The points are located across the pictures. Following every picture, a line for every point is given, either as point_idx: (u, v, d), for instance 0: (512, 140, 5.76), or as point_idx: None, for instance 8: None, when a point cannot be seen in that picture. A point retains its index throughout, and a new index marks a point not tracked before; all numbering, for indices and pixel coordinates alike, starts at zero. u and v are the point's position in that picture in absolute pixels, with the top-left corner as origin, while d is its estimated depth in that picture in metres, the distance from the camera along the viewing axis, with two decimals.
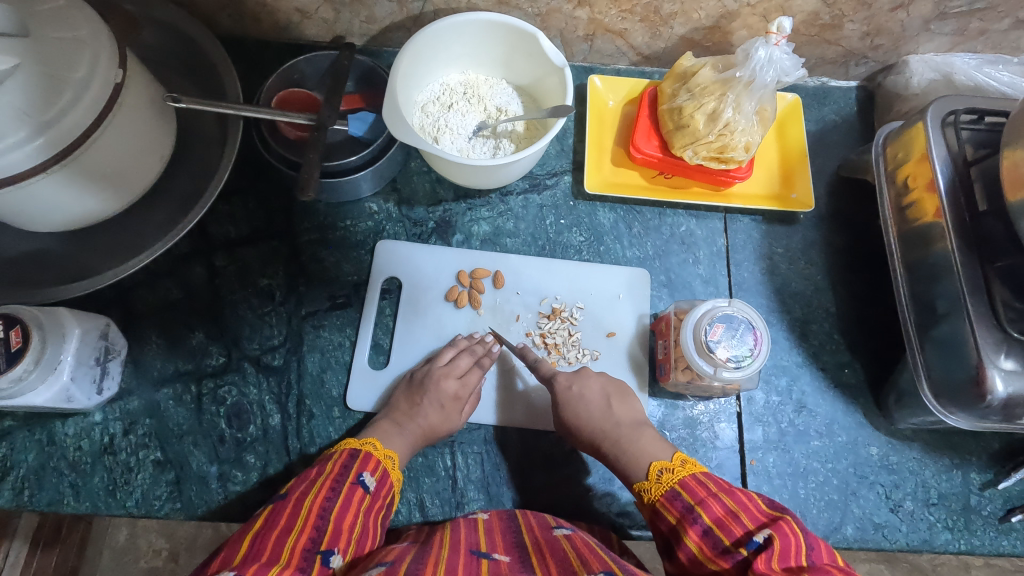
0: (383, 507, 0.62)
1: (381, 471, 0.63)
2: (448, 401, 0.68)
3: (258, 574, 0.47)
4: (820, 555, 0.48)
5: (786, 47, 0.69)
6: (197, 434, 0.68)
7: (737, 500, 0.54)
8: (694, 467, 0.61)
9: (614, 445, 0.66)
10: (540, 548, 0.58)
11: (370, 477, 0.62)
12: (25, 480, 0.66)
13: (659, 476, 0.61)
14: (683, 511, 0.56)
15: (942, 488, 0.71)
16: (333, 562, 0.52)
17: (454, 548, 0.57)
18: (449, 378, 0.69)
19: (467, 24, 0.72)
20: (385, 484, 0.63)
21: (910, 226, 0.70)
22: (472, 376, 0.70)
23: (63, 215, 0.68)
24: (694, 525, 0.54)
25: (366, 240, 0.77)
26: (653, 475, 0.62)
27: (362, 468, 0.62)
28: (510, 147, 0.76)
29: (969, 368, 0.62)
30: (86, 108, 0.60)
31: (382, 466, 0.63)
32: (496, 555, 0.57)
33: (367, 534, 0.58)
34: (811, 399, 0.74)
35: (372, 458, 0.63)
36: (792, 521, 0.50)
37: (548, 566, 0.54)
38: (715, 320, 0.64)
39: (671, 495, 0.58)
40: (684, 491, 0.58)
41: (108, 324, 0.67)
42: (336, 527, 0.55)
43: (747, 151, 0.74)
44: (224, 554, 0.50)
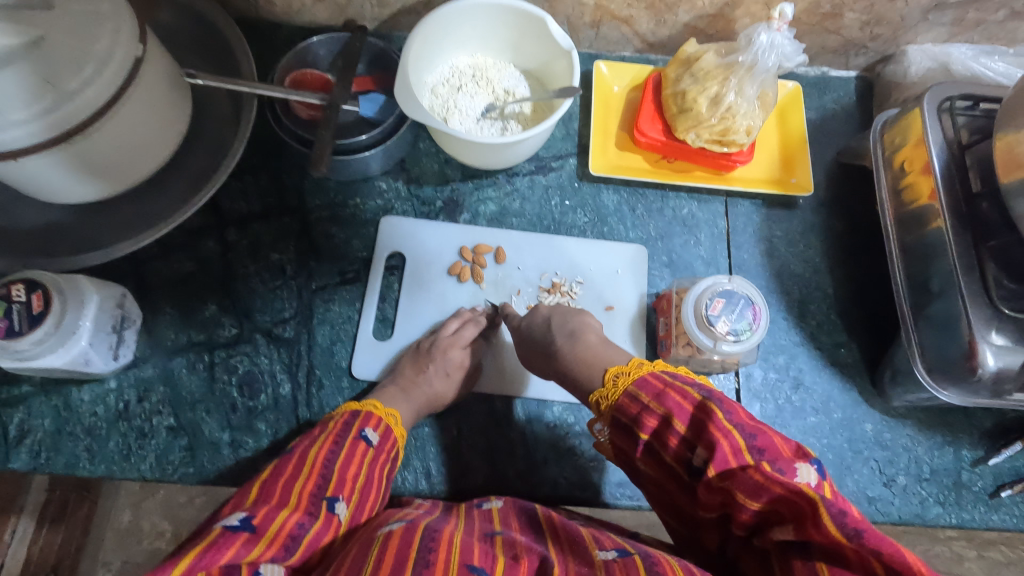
0: (387, 458, 0.64)
1: (384, 426, 0.65)
2: (454, 373, 0.70)
3: (267, 518, 0.50)
4: (763, 442, 0.47)
5: (787, 33, 0.71)
6: (210, 402, 0.70)
7: (670, 401, 0.52)
8: (626, 379, 0.57)
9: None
10: (556, 528, 0.57)
11: (373, 432, 0.63)
12: (42, 444, 0.67)
13: (598, 403, 0.59)
14: (623, 428, 0.56)
15: (934, 464, 0.73)
16: (338, 509, 0.55)
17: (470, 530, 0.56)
18: (455, 350, 0.71)
19: (478, 7, 0.74)
20: (389, 438, 0.65)
21: (905, 209, 0.72)
22: (475, 348, 0.72)
23: (81, 189, 0.70)
24: (639, 444, 0.55)
25: (375, 218, 0.79)
26: (596, 404, 0.59)
27: (365, 424, 0.63)
28: (517, 128, 0.78)
29: (961, 345, 0.64)
30: (107, 80, 0.62)
31: (384, 422, 0.65)
32: (509, 532, 0.56)
33: (372, 485, 0.60)
34: (808, 377, 0.76)
35: (373, 416, 0.65)
36: (722, 420, 0.48)
37: (560, 538, 0.55)
38: (716, 295, 0.66)
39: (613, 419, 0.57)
40: (621, 412, 0.56)
41: (124, 293, 0.69)
42: (341, 476, 0.57)
43: (749, 135, 0.76)
44: (236, 498, 0.53)
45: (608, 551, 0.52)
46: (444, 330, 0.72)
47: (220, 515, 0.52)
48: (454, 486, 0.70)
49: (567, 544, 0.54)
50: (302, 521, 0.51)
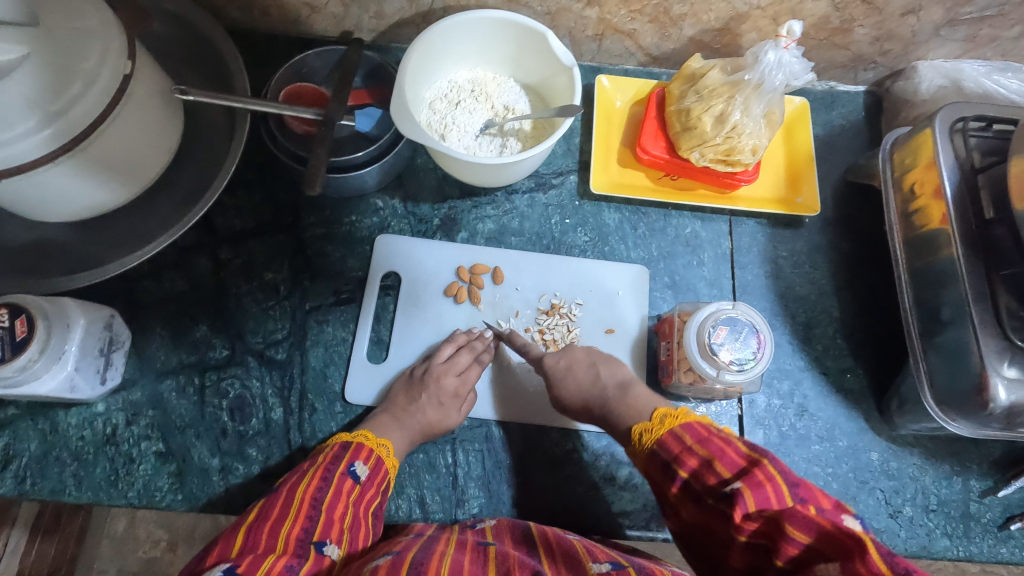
0: (377, 490, 0.62)
1: (374, 458, 0.63)
2: (450, 399, 0.68)
3: (254, 565, 0.48)
4: (809, 492, 0.45)
5: (795, 50, 0.69)
6: (199, 426, 0.69)
7: (713, 446, 0.51)
8: (650, 437, 0.57)
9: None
10: (549, 547, 0.57)
11: (362, 466, 0.62)
12: (27, 468, 0.66)
13: (640, 437, 0.58)
14: (663, 466, 0.54)
15: (942, 495, 0.71)
16: (328, 551, 0.53)
17: (461, 548, 0.55)
18: (452, 376, 0.69)
19: (477, 21, 0.73)
20: (380, 469, 0.63)
21: (916, 233, 0.70)
22: (471, 370, 0.70)
23: (69, 207, 0.68)
24: (676, 481, 0.53)
25: (371, 236, 0.77)
26: (636, 439, 0.59)
27: (354, 458, 0.62)
28: (516, 145, 0.76)
29: (972, 376, 0.62)
30: (93, 100, 0.60)
31: (374, 454, 0.64)
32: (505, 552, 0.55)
33: (360, 523, 0.58)
34: (813, 404, 0.74)
35: (363, 447, 0.63)
36: (767, 465, 0.46)
37: (554, 556, 0.55)
38: (719, 322, 0.64)
39: (653, 455, 0.56)
40: (663, 448, 0.55)
41: (113, 315, 0.67)
42: (328, 516, 0.56)
43: (754, 154, 0.74)
44: (221, 547, 0.50)
45: (602, 563, 0.53)
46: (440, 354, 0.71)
47: (202, 566, 0.49)
48: (448, 515, 0.68)
49: (561, 562, 0.54)
50: (291, 562, 0.50)
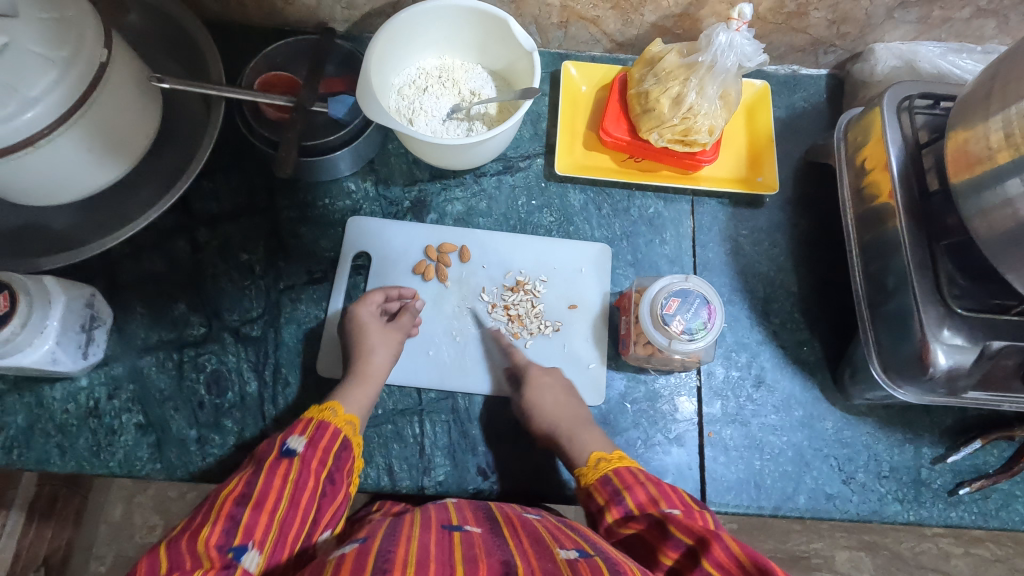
0: (324, 457, 0.62)
1: (311, 432, 0.63)
2: (376, 367, 0.70)
3: None
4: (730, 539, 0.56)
5: (746, 32, 0.71)
6: (178, 400, 0.72)
7: (661, 489, 0.61)
8: (607, 465, 0.65)
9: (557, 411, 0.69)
10: (513, 523, 0.60)
11: (298, 440, 0.61)
12: (14, 439, 0.69)
13: (597, 463, 0.66)
14: (612, 493, 0.63)
15: (894, 461, 0.74)
16: (247, 559, 0.53)
17: (425, 528, 0.58)
18: (378, 348, 0.71)
19: (442, 9, 0.75)
20: (324, 436, 0.62)
21: (866, 208, 0.73)
22: (393, 338, 0.72)
23: (51, 191, 0.71)
24: (621, 509, 0.61)
25: (343, 218, 0.80)
26: (592, 463, 0.66)
27: (288, 437, 0.61)
28: (482, 129, 0.79)
29: (914, 344, 0.64)
30: (72, 85, 0.63)
31: (312, 426, 0.63)
32: (467, 528, 0.59)
33: (297, 507, 0.58)
34: (770, 375, 0.76)
35: (302, 423, 0.63)
36: (707, 514, 0.59)
37: (519, 535, 0.58)
38: (672, 294, 0.67)
39: (604, 480, 0.64)
40: (616, 476, 0.63)
41: (94, 293, 0.70)
42: (259, 508, 0.55)
43: (711, 134, 0.77)
44: (146, 565, 0.50)
45: (569, 550, 0.55)
46: (361, 317, 0.73)
47: None
48: (415, 482, 0.71)
49: (526, 539, 0.57)
50: None
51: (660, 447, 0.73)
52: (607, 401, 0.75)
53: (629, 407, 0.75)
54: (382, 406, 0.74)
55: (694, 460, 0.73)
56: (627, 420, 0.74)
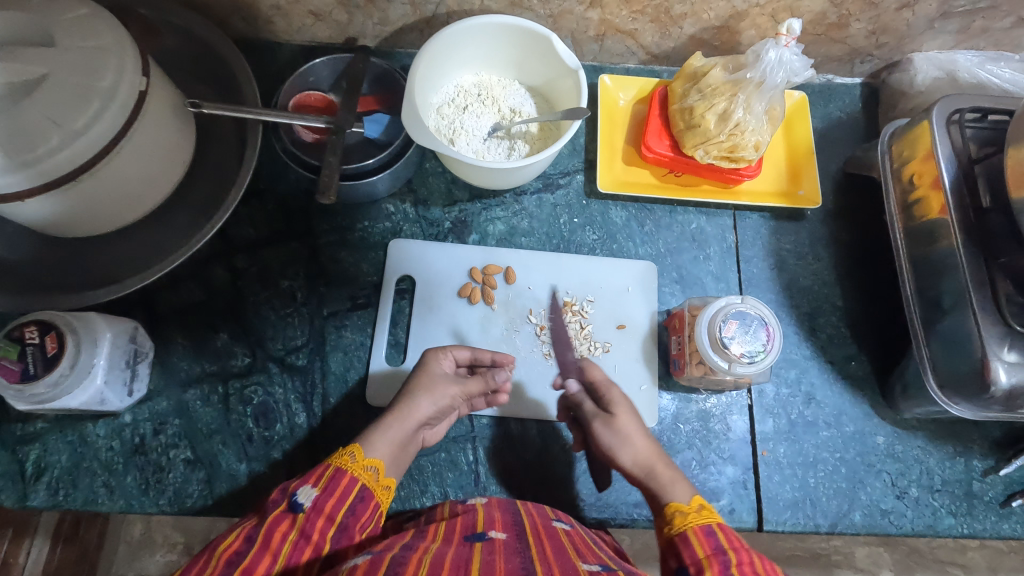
0: (334, 512, 0.53)
1: (323, 481, 0.55)
2: (414, 414, 0.64)
3: None
4: None
5: (795, 47, 0.70)
6: (225, 434, 0.70)
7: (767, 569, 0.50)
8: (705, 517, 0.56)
9: (625, 449, 0.66)
10: (537, 531, 0.59)
11: (309, 491, 0.54)
12: (60, 480, 0.67)
13: (698, 509, 0.58)
14: (713, 550, 0.53)
15: (946, 475, 0.74)
16: None
17: (447, 539, 0.56)
18: (425, 396, 0.65)
19: (483, 27, 0.74)
20: (340, 484, 0.55)
21: (915, 223, 0.72)
22: (447, 396, 0.67)
23: (87, 224, 0.69)
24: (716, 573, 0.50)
25: (384, 241, 0.79)
26: (693, 508, 0.58)
27: (298, 485, 0.54)
28: (524, 148, 0.77)
29: (973, 362, 0.64)
30: (113, 116, 0.60)
31: (328, 472, 0.56)
32: (491, 534, 0.58)
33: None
34: (819, 391, 0.76)
35: (319, 467, 0.56)
36: None
37: (543, 544, 0.57)
38: (729, 317, 0.66)
39: (706, 530, 0.55)
40: (721, 533, 0.54)
41: (137, 326, 0.68)
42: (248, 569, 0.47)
43: (757, 150, 0.76)
44: None
45: (592, 564, 0.55)
46: (431, 364, 0.68)
47: None
48: None
49: (549, 548, 0.56)
50: None
51: (714, 468, 0.73)
52: (660, 422, 0.74)
53: (682, 428, 0.74)
54: None
55: (748, 479, 0.73)
56: (681, 440, 0.74)
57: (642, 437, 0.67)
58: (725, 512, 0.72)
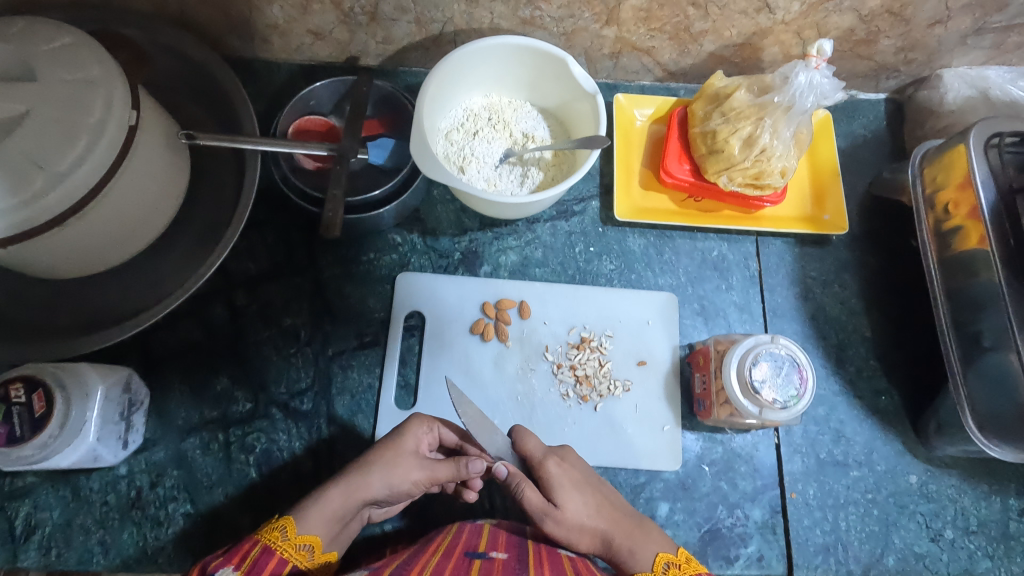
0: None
1: (248, 563, 0.54)
2: (363, 493, 0.60)
3: None
4: None
5: (825, 70, 0.67)
6: (227, 485, 0.66)
7: None
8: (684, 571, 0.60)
9: (575, 532, 0.61)
10: (540, 556, 0.59)
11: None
12: (51, 539, 0.64)
13: (666, 568, 0.60)
14: None
15: (982, 515, 0.71)
16: None
17: (447, 553, 0.56)
18: (379, 472, 0.60)
19: (494, 48, 0.69)
20: (265, 565, 0.54)
21: (951, 253, 0.69)
22: (408, 481, 0.61)
23: (74, 266, 0.64)
24: None
25: (391, 274, 0.75)
26: (660, 567, 0.60)
27: (217, 568, 0.52)
28: (538, 176, 0.73)
29: (1017, 404, 0.61)
30: (102, 154, 0.56)
31: (254, 551, 0.55)
32: (492, 555, 0.57)
33: None
34: (849, 428, 0.73)
35: (253, 544, 0.55)
36: None
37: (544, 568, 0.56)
38: (760, 358, 0.63)
39: None
40: None
41: (131, 374, 0.64)
42: None
43: (783, 176, 0.72)
44: None
45: None
46: (404, 437, 0.62)
47: None
48: None
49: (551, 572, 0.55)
50: None
51: (741, 511, 0.70)
52: (684, 464, 0.71)
53: (708, 469, 0.71)
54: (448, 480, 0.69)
55: (778, 522, 0.70)
56: (706, 483, 0.70)
57: (594, 509, 0.62)
58: (753, 559, 0.68)
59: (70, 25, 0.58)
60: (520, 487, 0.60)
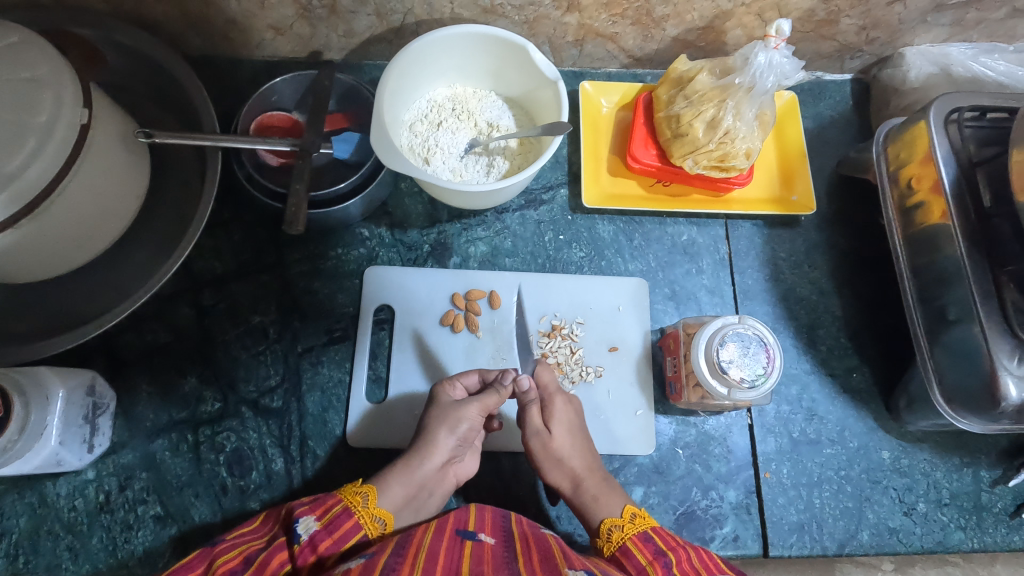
0: (328, 552, 0.54)
1: (329, 518, 0.55)
2: (433, 448, 0.62)
3: None
4: None
5: (786, 50, 0.67)
6: (197, 485, 0.66)
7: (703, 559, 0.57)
8: (647, 522, 0.60)
9: (558, 467, 0.64)
10: (525, 535, 0.58)
11: (311, 523, 0.54)
12: (19, 545, 0.63)
13: (632, 518, 0.61)
14: (654, 554, 0.57)
15: (954, 488, 0.71)
16: None
17: (439, 531, 0.56)
18: (442, 428, 0.62)
19: (454, 38, 0.69)
20: (342, 525, 0.55)
21: (916, 229, 0.69)
22: (465, 423, 0.63)
23: (31, 269, 0.63)
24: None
25: (360, 269, 0.74)
26: (627, 516, 0.61)
27: (302, 514, 0.55)
28: (504, 165, 0.73)
29: (981, 375, 0.61)
30: (52, 155, 0.55)
31: (335, 509, 0.56)
32: (481, 536, 0.57)
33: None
34: (821, 406, 0.73)
35: (330, 500, 0.57)
36: None
37: (530, 552, 0.55)
38: (727, 339, 0.63)
39: (643, 538, 0.59)
40: (657, 537, 0.59)
41: (95, 376, 0.64)
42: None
43: (748, 158, 0.72)
44: None
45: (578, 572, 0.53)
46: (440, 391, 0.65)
47: None
48: None
49: (537, 557, 0.54)
50: None
51: (715, 492, 0.70)
52: (658, 448, 0.71)
53: (681, 453, 0.71)
54: None
55: (752, 503, 0.70)
56: (680, 466, 0.71)
57: (579, 450, 0.65)
58: (729, 540, 0.69)
59: (17, 24, 0.57)
60: (530, 405, 0.65)
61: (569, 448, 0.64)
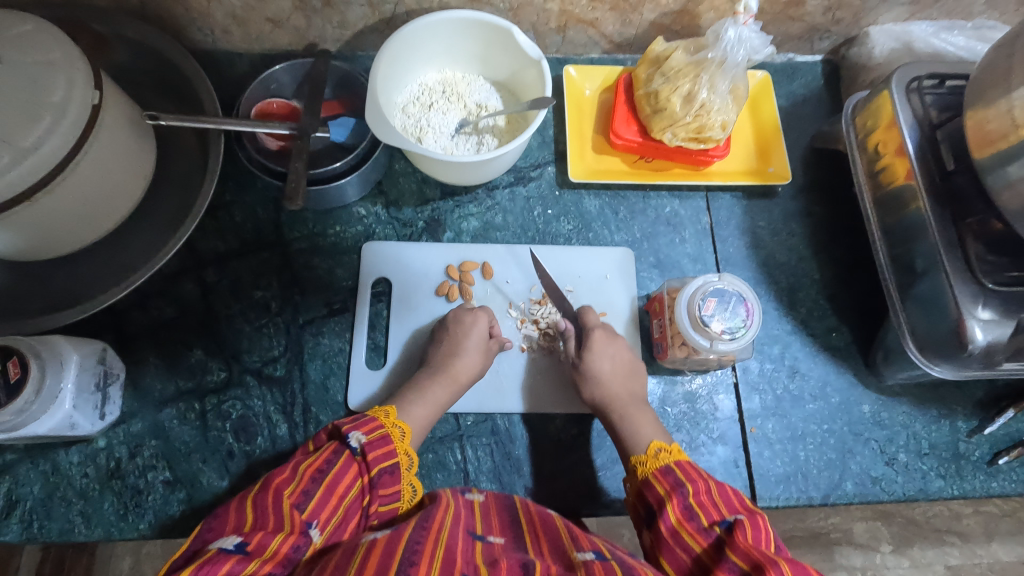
0: (376, 461, 0.57)
1: (376, 434, 0.59)
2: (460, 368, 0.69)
3: (263, 542, 0.45)
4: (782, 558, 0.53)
5: (753, 25, 0.71)
6: (205, 451, 0.68)
7: (720, 490, 0.59)
8: (668, 456, 0.63)
9: (595, 386, 0.69)
10: (535, 530, 0.58)
11: (360, 436, 0.58)
12: (33, 512, 0.65)
13: (657, 453, 0.63)
14: (672, 484, 0.59)
15: (932, 438, 0.74)
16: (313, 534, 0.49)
17: (455, 518, 0.55)
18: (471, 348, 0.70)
19: (442, 23, 0.73)
20: (386, 442, 0.59)
21: (884, 191, 0.73)
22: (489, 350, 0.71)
23: (43, 245, 0.66)
24: (678, 506, 0.57)
25: (357, 245, 0.77)
26: (651, 453, 0.64)
27: (351, 430, 0.58)
28: (493, 142, 0.77)
29: (950, 323, 0.64)
30: (65, 131, 0.58)
31: (378, 429, 0.60)
32: (490, 538, 0.55)
33: (347, 523, 0.53)
34: (803, 364, 0.77)
35: (371, 421, 0.60)
36: (763, 517, 0.55)
37: (540, 544, 0.55)
38: (707, 295, 0.66)
39: (664, 470, 0.61)
40: (678, 468, 0.61)
41: (105, 347, 0.67)
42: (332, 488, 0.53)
43: (724, 130, 0.76)
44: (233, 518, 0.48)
45: (586, 553, 0.53)
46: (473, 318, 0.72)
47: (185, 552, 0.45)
48: None
49: (547, 547, 0.55)
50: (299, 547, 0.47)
51: (704, 448, 0.73)
52: None
53: (670, 411, 0.74)
54: (420, 436, 0.71)
55: (739, 458, 0.73)
56: (670, 423, 0.73)
57: (616, 376, 0.69)
58: None
59: (30, 14, 0.61)
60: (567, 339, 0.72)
61: (606, 366, 0.69)
